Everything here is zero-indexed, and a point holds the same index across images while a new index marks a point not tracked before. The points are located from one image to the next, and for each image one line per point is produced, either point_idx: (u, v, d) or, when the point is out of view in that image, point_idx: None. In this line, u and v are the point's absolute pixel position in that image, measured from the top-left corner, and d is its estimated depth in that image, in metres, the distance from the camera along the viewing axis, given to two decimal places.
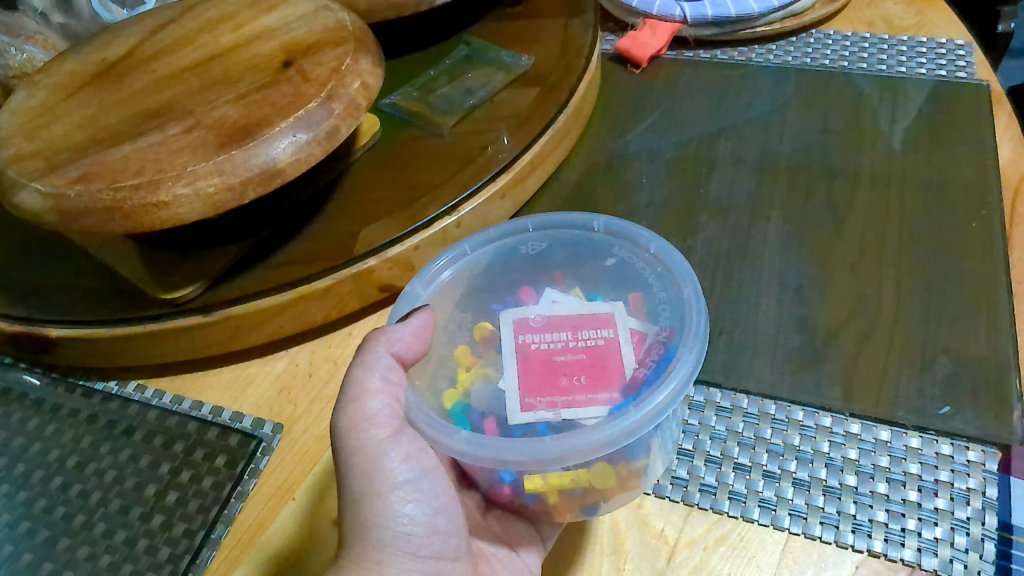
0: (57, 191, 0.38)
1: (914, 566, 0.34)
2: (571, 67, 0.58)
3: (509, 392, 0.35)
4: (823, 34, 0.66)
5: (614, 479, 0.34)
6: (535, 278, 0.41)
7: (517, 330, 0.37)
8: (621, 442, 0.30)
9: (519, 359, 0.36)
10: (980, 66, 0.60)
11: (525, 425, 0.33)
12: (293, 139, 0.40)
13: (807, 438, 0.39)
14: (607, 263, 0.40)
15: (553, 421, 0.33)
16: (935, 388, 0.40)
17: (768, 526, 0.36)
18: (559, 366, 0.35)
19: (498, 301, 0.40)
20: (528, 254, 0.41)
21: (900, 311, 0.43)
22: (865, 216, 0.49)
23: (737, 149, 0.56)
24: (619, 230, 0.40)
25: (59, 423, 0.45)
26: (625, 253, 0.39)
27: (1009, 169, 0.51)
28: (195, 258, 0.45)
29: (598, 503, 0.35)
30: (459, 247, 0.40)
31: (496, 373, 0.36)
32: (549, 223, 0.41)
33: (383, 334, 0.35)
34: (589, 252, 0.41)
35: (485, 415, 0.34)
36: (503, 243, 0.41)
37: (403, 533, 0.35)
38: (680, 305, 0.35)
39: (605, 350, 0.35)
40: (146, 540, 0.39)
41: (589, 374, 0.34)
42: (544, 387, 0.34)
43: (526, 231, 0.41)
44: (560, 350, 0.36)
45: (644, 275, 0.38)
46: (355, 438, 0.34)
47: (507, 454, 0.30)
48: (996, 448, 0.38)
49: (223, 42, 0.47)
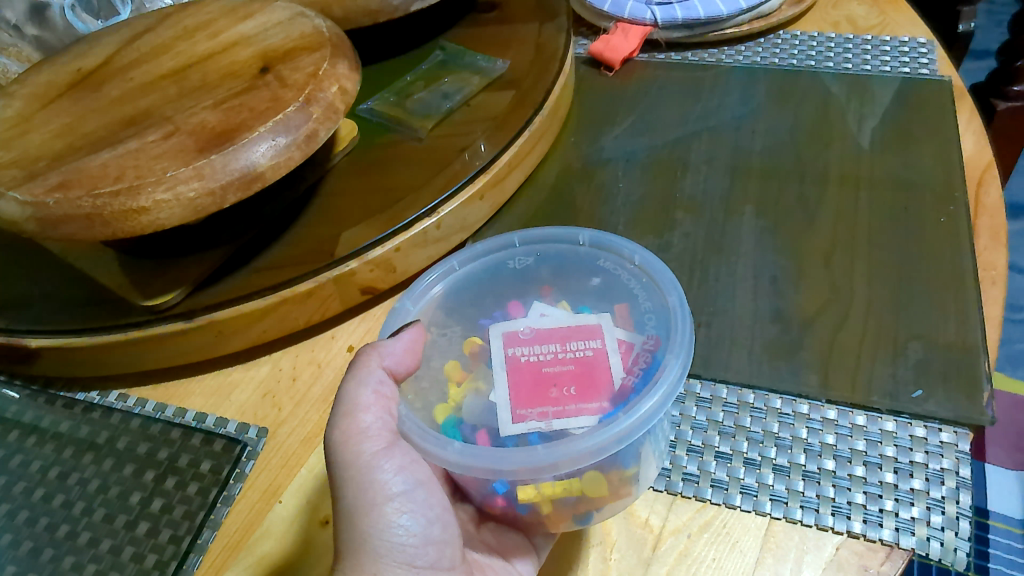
0: (36, 200, 0.38)
1: (892, 546, 0.35)
2: (546, 71, 0.59)
3: (501, 404, 0.35)
4: (790, 35, 0.67)
5: (606, 487, 0.35)
6: (522, 292, 0.42)
7: (505, 342, 0.37)
8: (611, 449, 0.31)
9: (509, 371, 0.36)
10: (942, 62, 0.62)
11: (517, 436, 0.34)
12: (273, 143, 0.40)
13: (786, 425, 0.40)
14: (597, 280, 0.40)
15: (545, 431, 0.34)
16: (908, 372, 0.41)
17: (750, 511, 0.37)
18: (549, 377, 0.35)
19: (486, 316, 0.40)
20: (515, 268, 0.42)
21: (872, 300, 0.45)
22: (837, 210, 0.50)
23: (710, 148, 0.57)
24: (605, 243, 0.40)
25: (41, 434, 0.45)
26: (611, 265, 0.40)
27: (973, 161, 0.53)
28: (175, 265, 0.45)
29: (591, 509, 0.35)
30: (447, 262, 0.41)
31: (486, 385, 0.36)
32: (537, 238, 0.42)
33: (374, 349, 0.36)
34: (576, 266, 0.41)
35: (477, 427, 0.34)
36: (490, 257, 0.42)
37: (398, 543, 0.35)
38: (665, 313, 0.36)
39: (593, 360, 0.36)
40: (132, 548, 0.39)
41: (579, 385, 0.35)
42: (535, 398, 0.35)
43: (513, 246, 0.42)
44: (549, 361, 0.36)
45: (629, 285, 0.39)
46: (348, 452, 0.35)
47: (501, 464, 0.31)
48: (967, 429, 0.39)
49: (200, 50, 0.47)
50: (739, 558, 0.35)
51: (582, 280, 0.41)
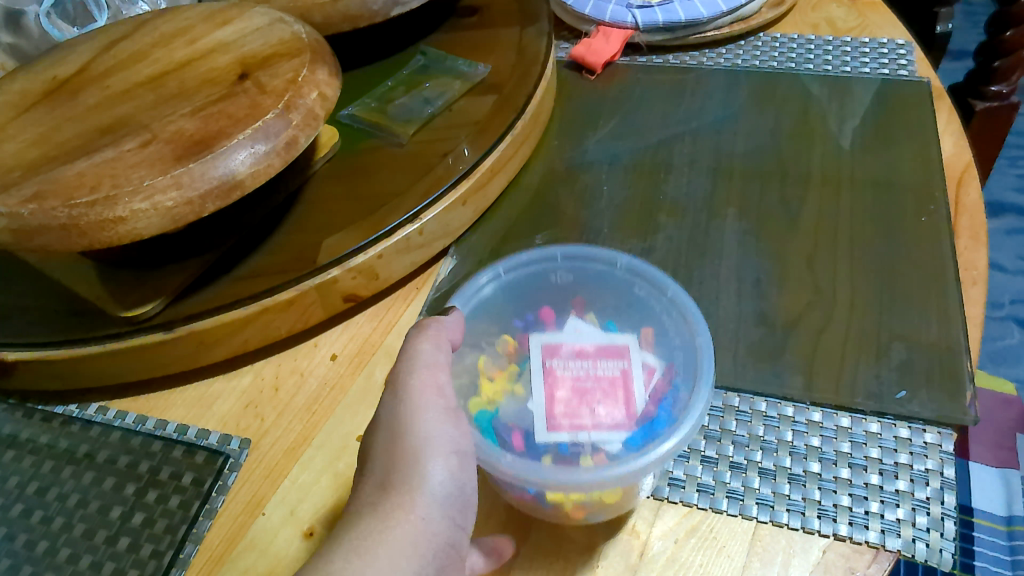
0: (11, 210, 0.37)
1: (878, 548, 0.35)
2: (527, 75, 0.59)
3: (535, 409, 0.37)
4: (770, 37, 0.67)
5: (620, 494, 0.35)
6: (558, 302, 0.44)
7: (546, 354, 0.40)
8: (629, 480, 0.32)
9: (547, 381, 0.38)
10: (921, 64, 0.62)
11: (548, 443, 0.35)
12: (252, 150, 0.40)
13: (771, 428, 0.40)
14: (628, 299, 0.42)
15: (575, 442, 0.35)
16: (892, 373, 0.41)
17: (737, 516, 0.37)
18: (585, 391, 0.38)
19: (520, 319, 0.42)
20: (557, 282, 0.44)
21: (855, 301, 0.45)
22: (820, 211, 0.51)
23: (692, 150, 0.57)
24: (641, 270, 0.41)
25: (18, 449, 0.44)
26: (645, 291, 0.41)
27: (952, 162, 0.53)
28: (154, 275, 0.44)
29: (601, 510, 0.36)
30: (495, 268, 0.42)
31: (525, 393, 0.38)
32: (579, 255, 0.43)
33: (437, 324, 0.37)
34: (612, 287, 0.43)
35: (510, 427, 0.36)
36: (533, 268, 0.43)
37: (447, 505, 0.32)
38: (691, 350, 0.37)
39: (620, 382, 0.38)
40: (112, 564, 0.38)
41: (609, 398, 0.37)
42: (566, 408, 0.37)
43: (555, 260, 0.43)
44: (588, 377, 0.38)
45: (659, 313, 0.40)
46: (413, 398, 0.33)
47: (527, 475, 0.33)
48: (951, 430, 0.39)
49: (177, 57, 0.46)
50: (726, 563, 0.35)
51: (614, 300, 0.43)
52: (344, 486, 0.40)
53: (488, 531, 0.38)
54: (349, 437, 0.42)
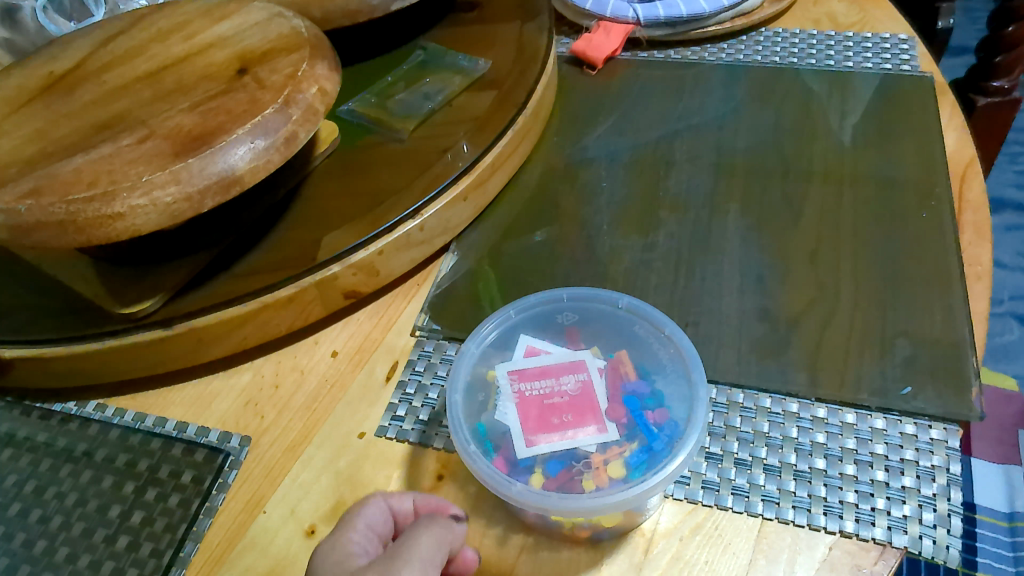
0: (7, 207, 0.37)
1: (885, 545, 0.35)
2: (527, 71, 0.58)
3: (513, 431, 0.36)
4: (772, 32, 0.67)
5: (620, 516, 0.35)
6: (554, 340, 0.41)
7: (507, 372, 0.39)
8: (631, 504, 0.33)
9: (517, 403, 0.37)
10: (923, 59, 0.62)
11: (531, 459, 0.35)
12: (252, 146, 0.39)
13: (776, 425, 0.39)
14: (622, 338, 0.41)
15: (559, 457, 0.35)
16: (897, 369, 0.41)
17: (742, 513, 0.37)
18: (551, 407, 0.37)
19: (529, 335, 0.41)
20: (564, 323, 0.42)
21: (859, 297, 0.44)
22: (823, 207, 0.50)
23: (694, 146, 0.57)
24: (642, 310, 0.40)
25: (16, 447, 0.43)
26: (645, 331, 0.40)
27: (956, 157, 0.53)
28: (152, 272, 0.44)
29: (606, 528, 0.36)
30: (505, 310, 0.41)
31: (491, 409, 0.37)
32: (586, 295, 0.42)
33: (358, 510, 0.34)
34: (611, 327, 0.41)
35: (493, 446, 0.36)
36: (540, 308, 0.42)
37: None
38: (678, 357, 0.38)
39: (585, 394, 0.38)
40: (112, 563, 0.38)
41: (576, 412, 0.37)
42: (543, 426, 0.36)
43: (561, 300, 0.42)
44: (549, 393, 0.38)
45: (639, 333, 0.40)
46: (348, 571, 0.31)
47: (535, 502, 0.33)
48: (957, 426, 0.39)
49: (175, 52, 0.46)
50: (732, 560, 0.35)
51: (611, 337, 0.41)
52: (345, 484, 0.40)
53: (492, 528, 0.37)
54: (350, 435, 0.42)
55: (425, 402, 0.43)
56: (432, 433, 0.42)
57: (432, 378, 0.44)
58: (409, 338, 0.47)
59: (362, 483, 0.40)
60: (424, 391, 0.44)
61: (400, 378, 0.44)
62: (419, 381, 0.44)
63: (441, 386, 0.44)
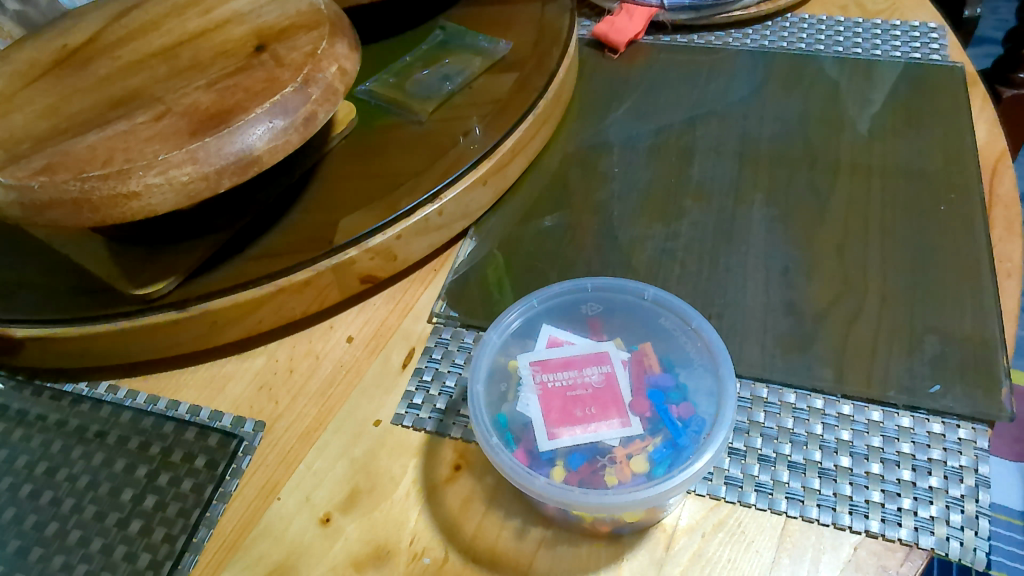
0: (20, 183, 0.36)
1: (911, 546, 0.34)
2: (549, 53, 0.57)
3: (535, 422, 0.36)
4: (798, 18, 0.66)
5: (641, 512, 0.34)
6: (577, 331, 0.41)
7: (530, 362, 0.38)
8: (656, 501, 0.32)
9: (540, 395, 0.37)
10: (953, 48, 0.61)
11: (554, 452, 0.35)
12: (270, 126, 0.38)
13: (800, 421, 0.39)
14: (647, 330, 0.40)
15: (581, 450, 0.35)
16: (925, 367, 0.40)
17: (765, 510, 0.36)
18: (574, 399, 0.36)
19: (552, 326, 0.41)
20: (587, 314, 0.41)
21: (886, 292, 0.44)
22: (849, 199, 0.49)
23: (718, 134, 0.56)
24: (668, 302, 0.40)
25: (27, 427, 0.43)
26: (671, 324, 0.39)
27: (986, 149, 0.52)
28: (166, 252, 0.43)
29: (627, 523, 0.35)
30: (528, 299, 0.40)
31: (512, 400, 0.37)
32: (611, 286, 0.41)
33: None
34: (636, 319, 0.41)
35: (514, 438, 0.35)
36: (564, 299, 0.41)
37: None
38: (706, 352, 0.37)
39: (608, 387, 0.37)
40: (125, 547, 0.37)
41: (599, 405, 0.36)
42: (566, 418, 0.35)
43: (585, 291, 0.41)
44: (572, 385, 0.37)
45: (666, 326, 0.40)
46: None
47: (556, 497, 0.32)
48: (986, 426, 0.38)
49: (191, 28, 0.45)
50: (755, 558, 0.35)
51: (636, 329, 0.40)
52: (361, 472, 0.39)
53: (510, 520, 0.37)
54: (365, 422, 0.41)
55: (442, 391, 0.42)
56: (449, 422, 0.41)
57: (450, 366, 0.43)
58: (426, 324, 0.46)
59: (378, 472, 0.39)
60: (441, 378, 0.43)
61: (417, 366, 0.44)
62: (436, 369, 0.43)
63: (459, 374, 0.43)
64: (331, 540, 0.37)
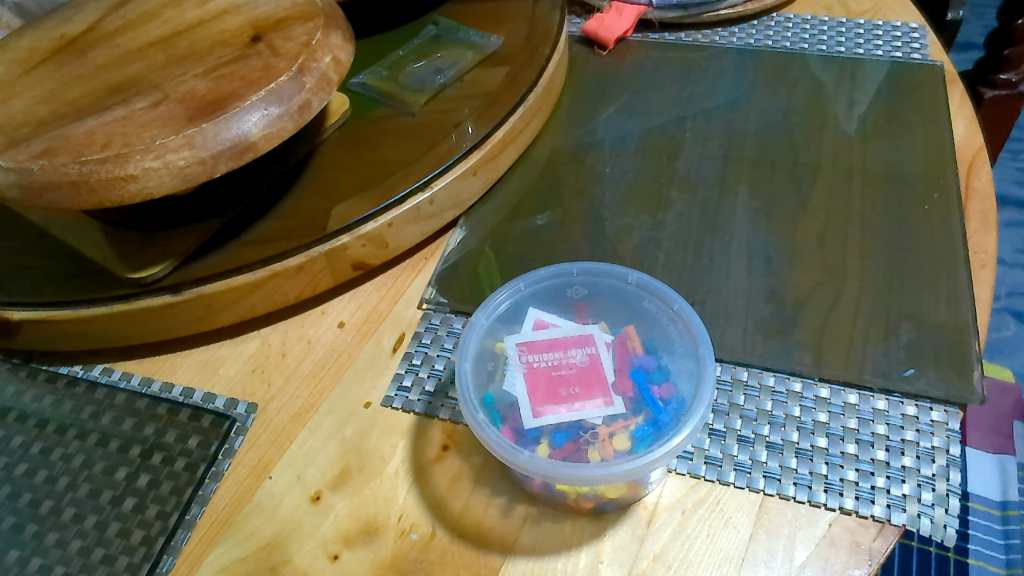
0: (20, 166, 0.37)
1: (884, 522, 0.35)
2: (539, 49, 0.58)
3: (521, 401, 0.37)
4: (784, 17, 0.67)
5: (624, 487, 0.35)
6: (564, 313, 0.42)
7: (516, 344, 0.39)
8: (636, 475, 0.33)
9: (527, 374, 0.38)
10: (933, 47, 0.62)
11: (538, 430, 0.36)
12: (265, 112, 0.39)
13: (779, 403, 0.40)
14: (632, 313, 0.41)
15: (565, 428, 0.36)
16: (901, 352, 0.41)
17: (743, 488, 0.37)
18: (559, 378, 0.37)
19: (538, 308, 0.42)
20: (573, 297, 0.43)
21: (864, 280, 0.45)
22: (831, 192, 0.51)
23: (704, 128, 0.57)
24: (652, 285, 0.41)
25: (23, 409, 0.43)
26: (654, 307, 0.41)
27: (964, 145, 0.53)
28: (161, 237, 0.44)
29: (610, 499, 0.36)
30: (516, 283, 0.42)
31: (499, 379, 0.38)
32: (596, 270, 0.42)
33: None
34: (620, 302, 0.42)
35: (501, 416, 0.36)
36: (552, 283, 0.43)
37: None
38: (689, 333, 0.38)
39: (592, 366, 0.38)
40: (118, 524, 0.38)
41: (584, 384, 0.37)
42: (550, 397, 0.37)
43: (571, 275, 0.43)
44: (557, 365, 0.38)
45: (651, 309, 0.41)
46: None
47: (540, 470, 0.33)
48: (958, 408, 0.39)
49: (189, 18, 0.46)
50: (733, 534, 0.36)
51: (622, 313, 0.42)
52: (352, 452, 0.40)
53: (496, 498, 0.38)
54: (356, 404, 0.42)
55: (431, 373, 0.43)
56: (438, 404, 0.42)
57: (439, 350, 0.44)
58: (417, 310, 0.47)
59: (368, 452, 0.40)
60: (430, 362, 0.44)
61: (407, 350, 0.45)
62: (426, 353, 0.44)
63: (448, 358, 0.44)
64: (321, 517, 0.38)
